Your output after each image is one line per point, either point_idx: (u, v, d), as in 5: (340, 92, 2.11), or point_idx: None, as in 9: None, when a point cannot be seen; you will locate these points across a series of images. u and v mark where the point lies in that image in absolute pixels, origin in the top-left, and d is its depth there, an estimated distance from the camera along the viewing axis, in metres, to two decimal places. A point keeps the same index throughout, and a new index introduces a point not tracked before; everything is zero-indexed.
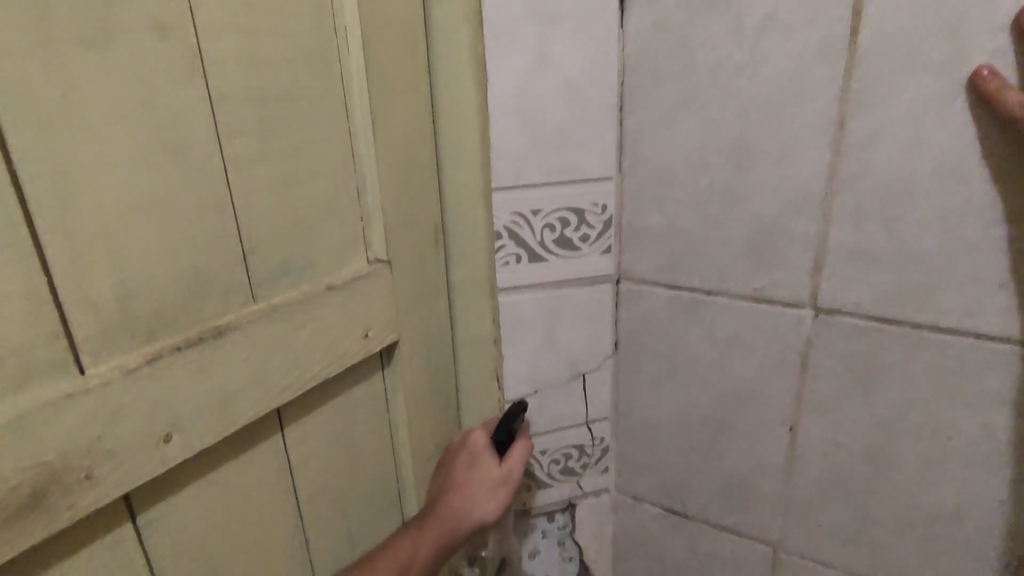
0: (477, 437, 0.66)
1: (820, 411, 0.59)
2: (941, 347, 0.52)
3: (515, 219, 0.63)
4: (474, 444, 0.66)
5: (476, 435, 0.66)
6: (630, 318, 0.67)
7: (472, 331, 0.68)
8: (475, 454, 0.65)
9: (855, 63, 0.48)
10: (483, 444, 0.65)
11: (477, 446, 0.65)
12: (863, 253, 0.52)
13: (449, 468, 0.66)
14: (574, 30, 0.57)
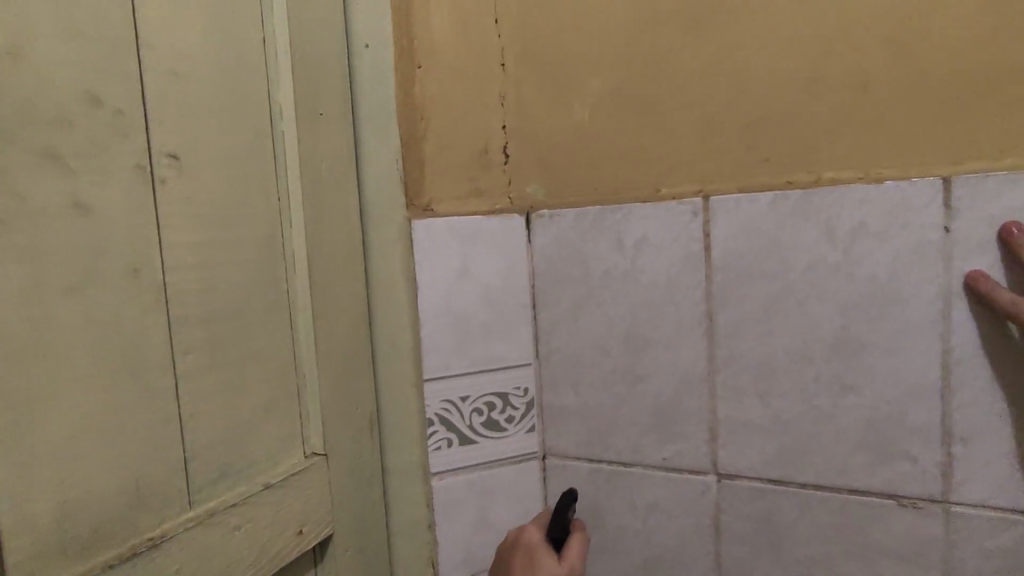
0: (534, 536, 0.64)
1: (738, 573, 0.63)
2: (825, 503, 0.59)
3: (444, 406, 0.68)
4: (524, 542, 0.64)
5: (531, 534, 0.64)
6: (557, 492, 0.71)
7: (406, 517, 0.70)
8: (543, 550, 0.62)
9: (713, 271, 0.61)
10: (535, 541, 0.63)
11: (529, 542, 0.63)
12: (746, 422, 0.61)
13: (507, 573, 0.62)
14: (489, 246, 0.68)
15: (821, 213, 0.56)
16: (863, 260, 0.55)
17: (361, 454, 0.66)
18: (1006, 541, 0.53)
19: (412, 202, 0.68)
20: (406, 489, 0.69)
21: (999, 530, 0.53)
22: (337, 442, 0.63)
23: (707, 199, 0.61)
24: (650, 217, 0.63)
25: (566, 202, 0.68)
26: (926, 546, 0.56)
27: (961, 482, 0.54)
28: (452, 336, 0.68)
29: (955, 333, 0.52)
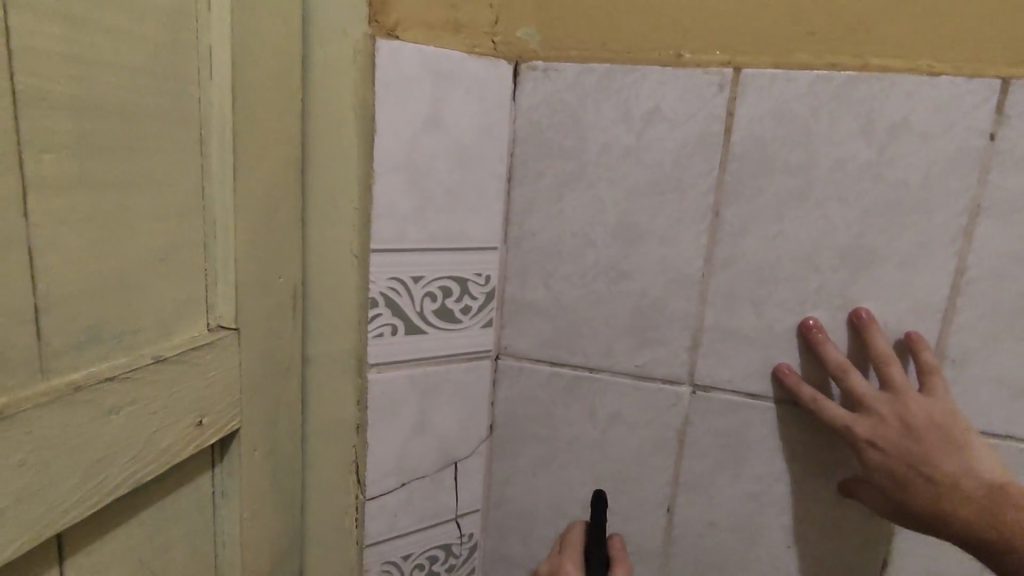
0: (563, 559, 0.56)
1: (696, 489, 0.60)
2: (801, 421, 0.56)
3: (393, 285, 0.55)
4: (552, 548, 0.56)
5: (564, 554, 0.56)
6: (508, 396, 0.63)
7: (331, 416, 0.58)
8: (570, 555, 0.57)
9: (729, 158, 0.53)
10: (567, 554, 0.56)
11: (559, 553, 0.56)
12: (735, 332, 0.56)
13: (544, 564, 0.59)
14: (468, 93, 0.54)
15: (863, 104, 0.50)
16: (897, 161, 0.50)
17: (282, 337, 0.53)
18: None
19: (375, 18, 0.51)
20: (331, 382, 0.57)
21: None
22: (252, 316, 0.49)
23: (737, 72, 0.52)
24: (667, 84, 0.53)
25: (565, 56, 0.56)
26: None
27: None
28: (413, 201, 0.54)
29: (972, 251, 0.50)
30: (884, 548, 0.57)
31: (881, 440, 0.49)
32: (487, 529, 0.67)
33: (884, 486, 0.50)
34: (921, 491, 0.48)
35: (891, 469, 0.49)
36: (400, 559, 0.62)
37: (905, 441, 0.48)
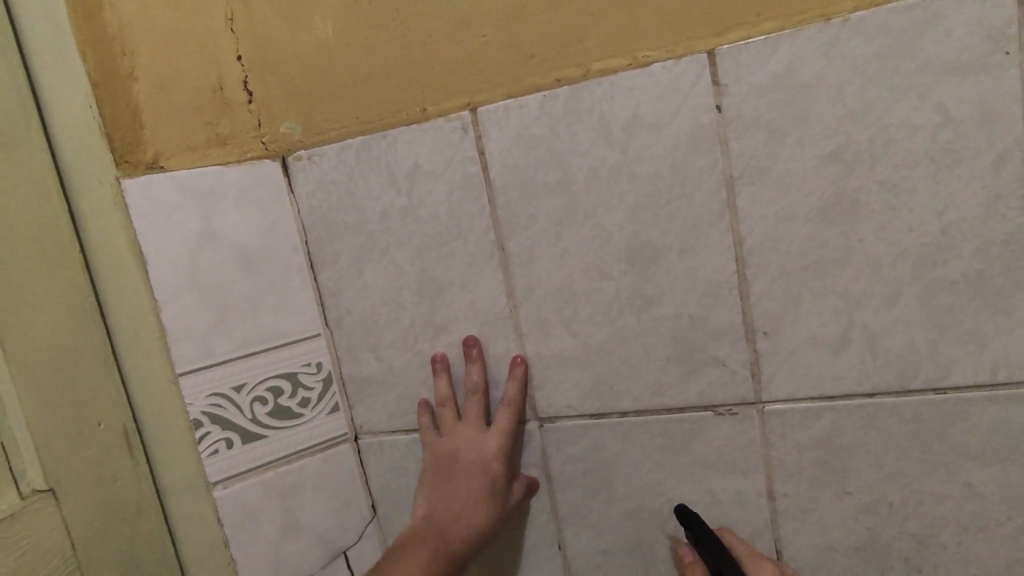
0: (486, 465, 0.55)
1: (578, 520, 0.59)
2: (646, 429, 0.55)
3: (215, 401, 0.56)
4: (447, 450, 0.57)
5: (479, 456, 0.56)
6: (378, 473, 0.63)
7: (198, 541, 0.58)
8: (473, 434, 0.56)
9: (495, 193, 0.53)
10: (472, 450, 0.56)
11: (472, 460, 0.56)
12: (558, 357, 0.55)
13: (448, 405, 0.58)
14: (238, 203, 0.56)
15: (593, 111, 0.50)
16: (643, 156, 0.49)
17: (120, 478, 0.54)
18: (818, 428, 0.51)
19: (124, 159, 0.53)
20: (190, 509, 0.57)
21: (810, 419, 0.51)
22: (72, 474, 0.51)
23: (475, 112, 0.52)
24: (419, 140, 0.54)
25: (326, 138, 0.57)
26: (747, 449, 0.53)
27: (770, 377, 0.51)
28: (208, 318, 0.56)
29: (743, 221, 0.48)
30: (770, 537, 0.54)
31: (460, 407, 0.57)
32: None
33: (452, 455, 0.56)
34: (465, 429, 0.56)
35: (461, 440, 0.56)
36: None
37: (481, 443, 0.56)
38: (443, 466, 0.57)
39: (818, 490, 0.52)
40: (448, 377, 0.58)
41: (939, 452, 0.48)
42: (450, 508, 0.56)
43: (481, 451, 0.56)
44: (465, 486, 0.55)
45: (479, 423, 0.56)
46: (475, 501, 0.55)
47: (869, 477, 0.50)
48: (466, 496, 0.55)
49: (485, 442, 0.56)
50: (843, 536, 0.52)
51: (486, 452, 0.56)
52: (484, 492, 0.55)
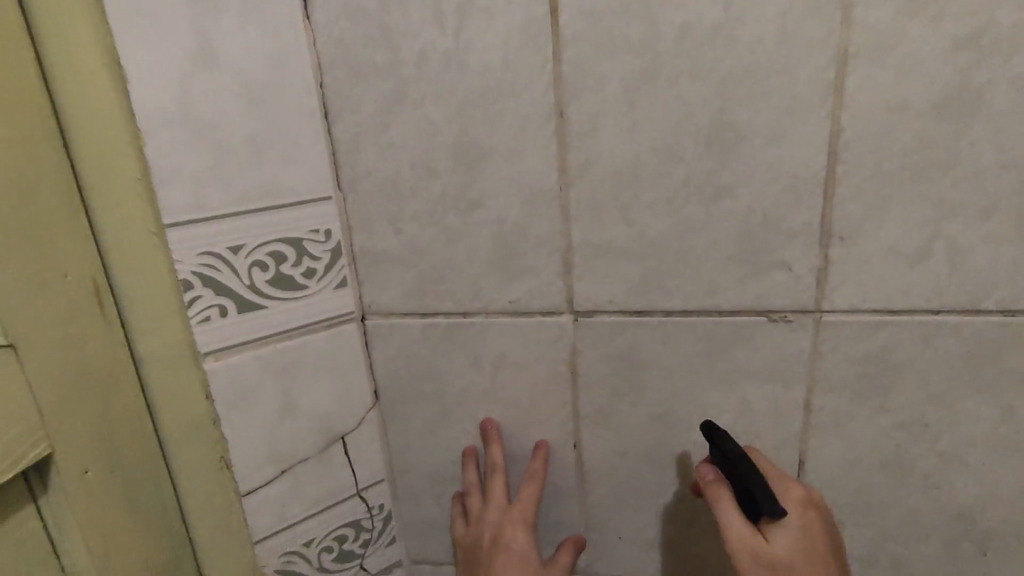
0: (519, 538, 0.55)
1: (600, 420, 0.56)
2: (692, 331, 0.51)
3: (207, 261, 0.48)
4: (476, 536, 0.58)
5: (510, 531, 0.56)
6: (386, 357, 0.57)
7: (184, 417, 0.51)
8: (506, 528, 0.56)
9: (563, 46, 0.45)
10: (503, 527, 0.56)
11: (503, 539, 0.56)
12: (607, 246, 0.50)
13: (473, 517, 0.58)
14: (241, 20, 0.45)
15: None
16: (747, 17, 0.42)
17: (92, 340, 0.45)
18: (873, 342, 0.49)
19: None
20: (174, 382, 0.49)
21: (867, 332, 0.48)
22: (33, 327, 0.41)
23: None
24: None
25: None
26: (794, 360, 0.50)
27: (835, 286, 0.47)
28: (201, 160, 0.46)
29: (846, 109, 0.43)
30: (797, 448, 0.53)
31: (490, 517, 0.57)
32: (398, 498, 0.64)
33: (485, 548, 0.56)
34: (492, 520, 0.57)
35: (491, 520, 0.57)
36: (302, 546, 0.59)
37: (511, 510, 0.56)
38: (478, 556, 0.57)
39: (856, 405, 0.51)
40: (474, 466, 0.59)
41: (990, 374, 0.48)
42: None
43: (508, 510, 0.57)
44: (508, 551, 0.55)
45: (502, 497, 0.57)
46: (520, 564, 0.55)
47: (912, 394, 0.49)
48: (503, 574, 0.55)
49: (512, 517, 0.56)
50: (871, 450, 0.52)
51: (516, 516, 0.56)
52: (524, 570, 0.54)
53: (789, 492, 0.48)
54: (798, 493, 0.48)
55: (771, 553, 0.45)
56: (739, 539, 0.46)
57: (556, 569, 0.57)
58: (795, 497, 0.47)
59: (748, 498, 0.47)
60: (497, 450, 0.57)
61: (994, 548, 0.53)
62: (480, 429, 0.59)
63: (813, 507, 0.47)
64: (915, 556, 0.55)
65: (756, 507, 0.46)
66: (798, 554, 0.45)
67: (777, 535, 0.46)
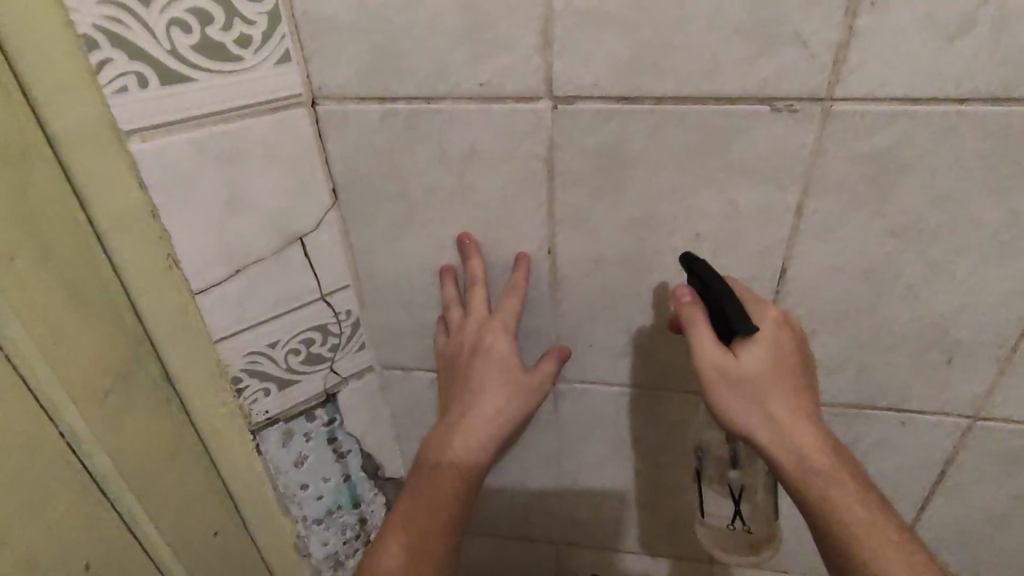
0: (499, 346, 0.55)
1: (575, 225, 0.52)
2: (683, 122, 0.45)
3: (112, 15, 0.40)
4: (457, 344, 0.57)
5: (491, 338, 0.55)
6: (341, 151, 0.52)
7: (117, 205, 0.45)
8: (489, 336, 0.55)
9: None
10: (483, 334, 0.55)
11: (485, 347, 0.55)
12: (594, 14, 0.42)
13: (455, 328, 0.57)
14: None
15: None
16: None
17: None
18: (883, 138, 0.44)
19: None
20: (98, 164, 0.43)
21: (878, 126, 0.43)
22: None
23: None
24: None
25: None
26: (791, 157, 0.46)
27: (853, 68, 0.41)
28: None
29: None
30: (780, 256, 0.51)
31: (472, 328, 0.56)
32: (365, 305, 0.62)
33: (467, 355, 0.56)
34: (474, 330, 0.56)
35: (473, 330, 0.56)
36: (267, 348, 0.58)
37: (493, 319, 0.55)
38: (457, 364, 0.57)
39: (851, 209, 0.47)
40: (452, 278, 0.57)
41: (1002, 175, 0.44)
42: (486, 383, 0.56)
43: (489, 319, 0.56)
44: (490, 357, 0.55)
45: (483, 306, 0.56)
46: (503, 368, 0.56)
47: (913, 198, 0.46)
48: (485, 377, 0.56)
49: (494, 326, 0.55)
50: (857, 257, 0.49)
51: (498, 322, 0.55)
52: (504, 372, 0.56)
53: (764, 312, 0.48)
54: (771, 313, 0.48)
55: (740, 368, 0.46)
56: (710, 357, 0.47)
57: (542, 375, 0.58)
58: (767, 318, 0.48)
59: (722, 319, 0.47)
60: (474, 261, 0.55)
61: (959, 355, 0.53)
62: (457, 245, 0.56)
63: (786, 325, 0.48)
64: (880, 363, 0.55)
65: (729, 326, 0.47)
66: (764, 368, 0.47)
67: (747, 351, 0.47)
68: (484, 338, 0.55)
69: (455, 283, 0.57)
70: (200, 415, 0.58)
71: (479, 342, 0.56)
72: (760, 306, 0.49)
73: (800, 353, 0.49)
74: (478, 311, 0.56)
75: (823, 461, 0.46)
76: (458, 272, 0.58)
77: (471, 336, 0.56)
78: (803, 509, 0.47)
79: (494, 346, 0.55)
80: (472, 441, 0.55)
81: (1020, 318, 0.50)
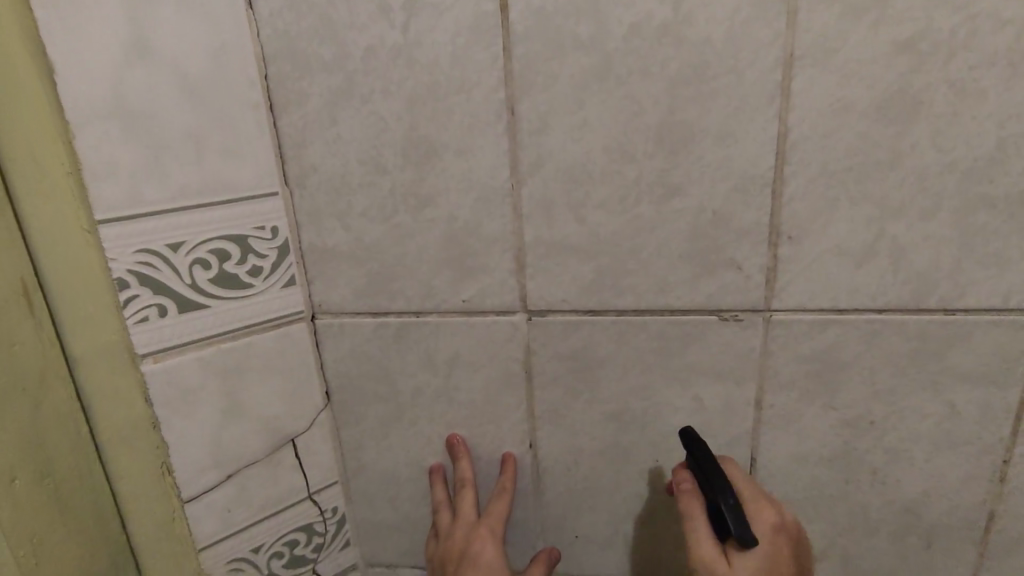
0: (487, 553, 0.54)
1: (554, 420, 0.55)
2: (644, 329, 0.51)
3: (144, 259, 0.46)
4: (445, 552, 0.56)
5: (479, 545, 0.54)
6: (337, 357, 0.56)
7: (120, 420, 0.49)
8: (477, 544, 0.55)
9: (512, 41, 0.44)
10: (471, 540, 0.55)
11: (472, 555, 0.54)
12: (560, 244, 0.49)
13: (444, 534, 0.57)
14: (178, 7, 0.43)
15: None
16: (696, 17, 0.42)
17: (23, 344, 0.43)
18: (821, 340, 0.49)
19: None
20: (109, 385, 0.48)
21: (815, 331, 0.49)
22: None
23: None
24: None
25: None
26: (744, 357, 0.51)
27: (784, 285, 0.48)
28: (138, 154, 0.44)
29: (793, 111, 0.43)
30: (748, 445, 0.54)
31: (459, 535, 0.56)
32: (352, 500, 0.62)
33: (454, 565, 0.55)
34: (462, 537, 0.55)
35: (462, 537, 0.56)
36: (251, 551, 0.58)
37: (481, 525, 0.55)
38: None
39: (805, 402, 0.51)
40: (443, 479, 0.59)
41: (933, 371, 0.49)
42: None
43: (478, 524, 0.56)
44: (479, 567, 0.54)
45: (472, 510, 0.57)
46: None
47: (859, 391, 0.50)
48: None
49: (482, 532, 0.55)
50: (820, 446, 0.53)
51: (486, 529, 0.55)
52: None
53: (762, 514, 0.46)
54: (768, 518, 0.46)
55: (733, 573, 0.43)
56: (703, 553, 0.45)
57: None
58: (764, 525, 0.46)
59: (718, 517, 0.45)
60: (462, 463, 0.57)
61: (936, 540, 0.54)
62: (446, 446, 0.58)
63: (785, 529, 0.46)
64: (862, 549, 0.56)
65: (724, 525, 0.45)
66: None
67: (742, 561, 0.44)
68: (471, 546, 0.55)
69: (445, 485, 0.59)
70: None
71: (466, 551, 0.55)
72: (760, 508, 0.46)
73: (797, 570, 0.45)
74: (466, 516, 0.56)
75: None
76: (447, 472, 0.60)
77: (459, 544, 0.56)
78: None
79: (481, 555, 0.54)
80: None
81: (984, 503, 0.52)
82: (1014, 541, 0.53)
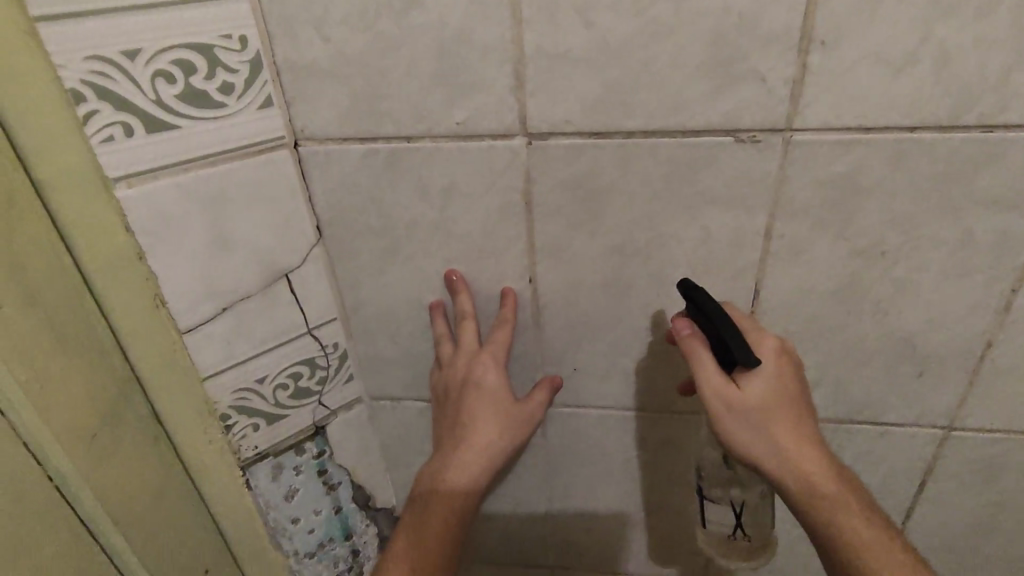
0: (490, 379, 0.57)
1: (554, 254, 0.54)
2: (652, 154, 0.47)
3: (99, 68, 0.41)
4: (447, 380, 0.59)
5: (481, 372, 0.57)
6: (325, 189, 0.53)
7: (104, 251, 0.46)
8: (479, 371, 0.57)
9: None
10: (473, 368, 0.57)
11: (475, 381, 0.57)
12: (564, 55, 0.44)
13: (445, 364, 0.59)
14: None
15: None
16: None
17: None
18: (842, 164, 0.46)
19: None
20: (86, 213, 0.44)
21: (837, 153, 0.45)
22: None
23: None
24: None
25: None
26: (758, 184, 0.48)
27: (810, 101, 0.43)
28: None
29: None
30: (752, 277, 0.52)
31: (461, 363, 0.57)
32: (352, 337, 0.63)
33: (457, 390, 0.58)
34: (465, 365, 0.57)
35: (464, 365, 0.57)
36: (256, 382, 0.59)
37: (483, 354, 0.57)
38: (450, 400, 0.59)
39: (816, 231, 0.49)
40: (443, 314, 0.59)
41: (956, 197, 0.46)
42: (480, 418, 0.57)
43: (480, 353, 0.57)
44: (483, 391, 0.57)
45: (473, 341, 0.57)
46: (496, 401, 0.57)
47: (875, 219, 0.48)
48: (478, 410, 0.57)
49: (484, 360, 0.57)
50: (826, 278, 0.51)
51: (488, 358, 0.57)
52: (495, 405, 0.57)
53: (764, 343, 0.49)
54: (771, 345, 0.49)
55: (743, 397, 0.47)
56: (711, 386, 0.48)
57: (532, 404, 0.59)
58: (767, 349, 0.49)
59: (721, 348, 0.47)
60: (462, 297, 0.57)
61: (928, 369, 0.55)
62: (445, 282, 0.57)
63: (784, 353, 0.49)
64: (854, 379, 0.57)
65: (729, 355, 0.47)
66: (768, 398, 0.48)
67: (750, 382, 0.48)
68: (474, 373, 0.57)
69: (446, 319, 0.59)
70: (188, 454, 0.58)
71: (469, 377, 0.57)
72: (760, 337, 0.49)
73: (796, 382, 0.49)
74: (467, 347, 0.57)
75: (827, 485, 0.47)
76: (447, 307, 0.59)
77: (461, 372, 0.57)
78: (810, 528, 0.48)
79: (486, 380, 0.57)
80: (465, 472, 0.56)
81: (983, 332, 0.52)
82: (1006, 369, 0.54)
